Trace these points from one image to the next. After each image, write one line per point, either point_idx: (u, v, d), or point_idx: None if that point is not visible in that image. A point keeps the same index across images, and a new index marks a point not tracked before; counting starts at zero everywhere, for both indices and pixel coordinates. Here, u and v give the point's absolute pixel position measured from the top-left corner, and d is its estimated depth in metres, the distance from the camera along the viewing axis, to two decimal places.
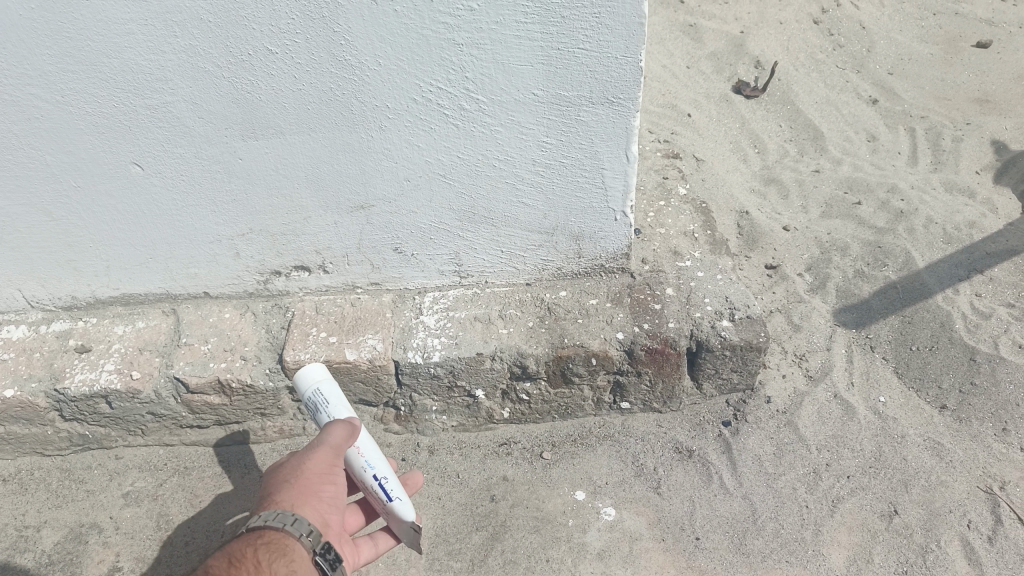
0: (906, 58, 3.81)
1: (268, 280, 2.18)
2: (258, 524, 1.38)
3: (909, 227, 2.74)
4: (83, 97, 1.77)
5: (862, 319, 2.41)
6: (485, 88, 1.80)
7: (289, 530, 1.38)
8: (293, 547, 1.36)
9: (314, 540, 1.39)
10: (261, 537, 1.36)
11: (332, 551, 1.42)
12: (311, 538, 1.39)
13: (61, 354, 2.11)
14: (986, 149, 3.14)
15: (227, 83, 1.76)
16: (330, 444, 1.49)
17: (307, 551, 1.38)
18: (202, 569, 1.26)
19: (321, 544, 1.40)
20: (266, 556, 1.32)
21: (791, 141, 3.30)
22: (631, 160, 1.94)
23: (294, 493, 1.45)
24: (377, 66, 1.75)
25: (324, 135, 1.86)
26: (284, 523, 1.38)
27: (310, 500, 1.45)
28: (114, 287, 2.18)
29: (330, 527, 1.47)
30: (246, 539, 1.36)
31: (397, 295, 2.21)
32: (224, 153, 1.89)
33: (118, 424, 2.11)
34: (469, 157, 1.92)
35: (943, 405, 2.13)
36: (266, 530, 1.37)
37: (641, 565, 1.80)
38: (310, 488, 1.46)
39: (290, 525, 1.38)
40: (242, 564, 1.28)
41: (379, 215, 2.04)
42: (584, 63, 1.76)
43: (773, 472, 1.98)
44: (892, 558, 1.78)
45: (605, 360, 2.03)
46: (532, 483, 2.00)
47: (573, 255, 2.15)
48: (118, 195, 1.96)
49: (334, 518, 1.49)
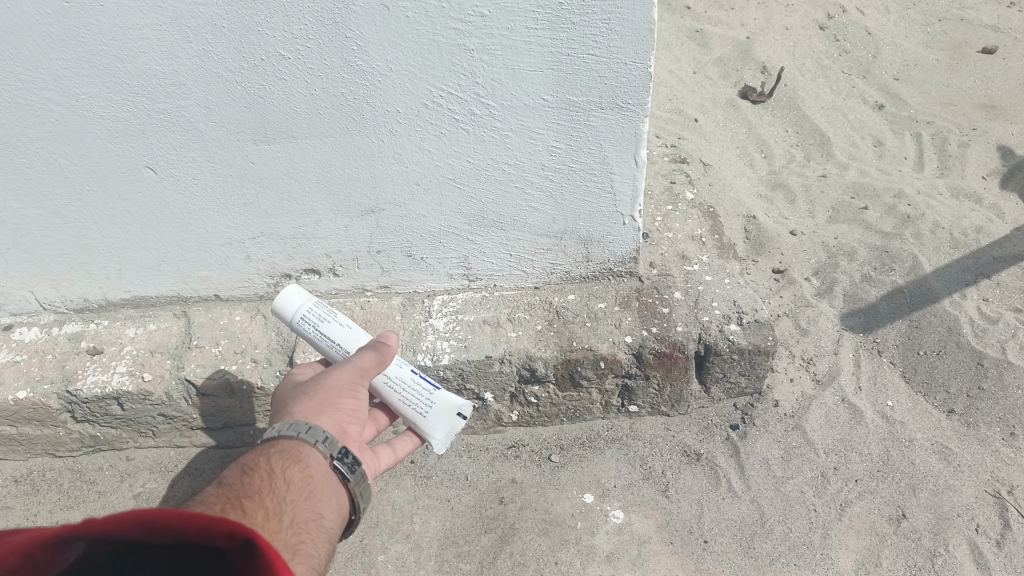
0: (912, 64, 3.83)
1: (278, 283, 2.19)
2: (273, 434, 1.37)
3: (916, 231, 2.75)
4: (98, 101, 1.79)
5: (869, 323, 2.42)
6: (495, 93, 1.81)
7: (305, 438, 1.36)
8: (309, 454, 1.34)
9: (329, 446, 1.37)
10: (275, 445, 1.34)
11: (350, 457, 1.39)
12: (328, 443, 1.37)
13: (73, 356, 2.13)
14: (993, 155, 3.14)
15: (240, 87, 1.78)
16: (355, 364, 1.52)
17: (323, 458, 1.36)
18: (217, 476, 1.21)
19: (338, 450, 1.38)
20: (280, 463, 1.29)
21: (798, 146, 3.31)
22: (640, 165, 1.95)
23: (311, 404, 1.44)
24: (389, 71, 1.76)
25: (336, 139, 1.88)
26: (299, 432, 1.36)
27: (329, 410, 1.45)
28: (126, 290, 2.19)
29: (347, 437, 1.47)
30: (261, 448, 1.34)
31: (406, 298, 2.22)
32: (236, 157, 1.91)
33: (129, 426, 2.12)
34: (479, 161, 1.93)
35: (951, 410, 2.14)
36: (281, 439, 1.36)
37: (650, 567, 1.81)
38: (328, 400, 1.46)
39: (304, 433, 1.36)
40: (255, 470, 1.24)
41: (389, 218, 2.05)
42: (594, 68, 1.77)
43: (781, 476, 1.99)
44: (900, 562, 1.78)
45: (613, 364, 2.04)
46: (541, 486, 2.01)
47: (581, 259, 2.16)
48: (131, 198, 1.98)
49: (352, 429, 1.48)
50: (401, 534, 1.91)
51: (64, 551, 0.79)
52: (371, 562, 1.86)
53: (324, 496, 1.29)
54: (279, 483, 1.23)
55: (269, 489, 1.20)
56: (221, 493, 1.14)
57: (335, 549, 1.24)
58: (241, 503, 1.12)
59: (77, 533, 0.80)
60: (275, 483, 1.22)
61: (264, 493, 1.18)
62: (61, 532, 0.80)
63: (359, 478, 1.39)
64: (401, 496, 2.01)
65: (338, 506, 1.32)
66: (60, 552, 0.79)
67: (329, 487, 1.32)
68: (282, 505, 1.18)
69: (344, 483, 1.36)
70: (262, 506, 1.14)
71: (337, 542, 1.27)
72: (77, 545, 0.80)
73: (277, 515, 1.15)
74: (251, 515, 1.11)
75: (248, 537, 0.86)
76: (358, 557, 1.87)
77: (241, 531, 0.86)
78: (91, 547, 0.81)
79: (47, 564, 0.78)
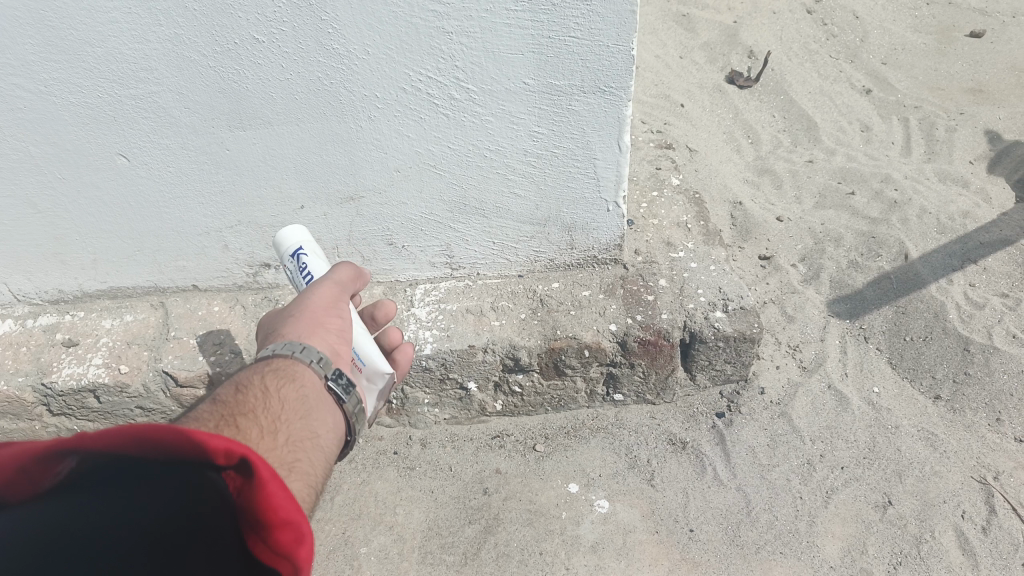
0: (899, 48, 3.80)
1: (257, 273, 2.16)
2: (268, 353, 1.28)
3: (903, 217, 2.74)
4: (67, 86, 1.75)
5: (856, 310, 2.40)
6: (476, 77, 1.77)
7: (299, 357, 1.27)
8: (304, 373, 1.26)
9: (325, 366, 1.28)
10: (270, 364, 1.26)
11: (345, 378, 1.31)
12: (323, 363, 1.29)
13: (48, 348, 2.09)
14: (980, 139, 3.13)
15: (213, 72, 1.74)
16: (334, 279, 1.49)
17: (318, 378, 1.27)
18: (210, 395, 1.16)
19: (333, 370, 1.30)
20: (274, 381, 1.21)
21: (785, 131, 3.29)
22: (623, 150, 1.92)
23: (301, 325, 1.37)
24: (366, 55, 1.72)
25: (313, 126, 1.84)
26: (294, 350, 1.28)
27: (321, 329, 1.38)
28: (102, 281, 2.15)
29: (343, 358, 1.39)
30: (255, 367, 1.26)
31: (388, 287, 2.19)
32: (211, 144, 1.87)
33: (107, 419, 2.09)
34: (460, 147, 1.90)
35: (937, 395, 2.13)
36: (276, 358, 1.27)
37: (635, 557, 1.78)
38: (317, 319, 1.39)
39: (299, 352, 1.28)
40: (250, 389, 1.17)
41: (369, 206, 2.01)
42: (576, 51, 1.74)
43: (767, 463, 1.97)
44: (886, 549, 1.77)
45: (598, 352, 2.01)
46: (525, 476, 1.99)
47: (566, 246, 2.13)
48: (104, 186, 1.93)
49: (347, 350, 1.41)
50: (384, 526, 1.89)
51: (56, 464, 0.75)
52: (353, 554, 1.83)
53: (320, 416, 1.21)
54: (274, 402, 1.16)
55: (263, 408, 1.13)
56: (214, 410, 1.08)
57: (333, 468, 1.17)
58: (235, 420, 1.07)
59: (68, 450, 0.75)
60: (269, 402, 1.16)
61: (258, 411, 1.12)
62: (50, 450, 0.74)
63: (355, 400, 1.31)
64: (384, 487, 1.99)
65: (334, 428, 1.24)
66: (53, 467, 0.75)
67: (325, 406, 1.24)
68: (277, 423, 1.11)
69: (340, 403, 1.27)
70: (256, 424, 1.09)
71: (332, 463, 1.21)
72: (70, 459, 0.76)
73: (271, 432, 1.10)
74: (245, 432, 1.05)
75: (245, 459, 0.80)
76: (340, 550, 1.84)
77: (238, 450, 0.80)
78: (84, 460, 0.76)
79: (43, 477, 0.76)
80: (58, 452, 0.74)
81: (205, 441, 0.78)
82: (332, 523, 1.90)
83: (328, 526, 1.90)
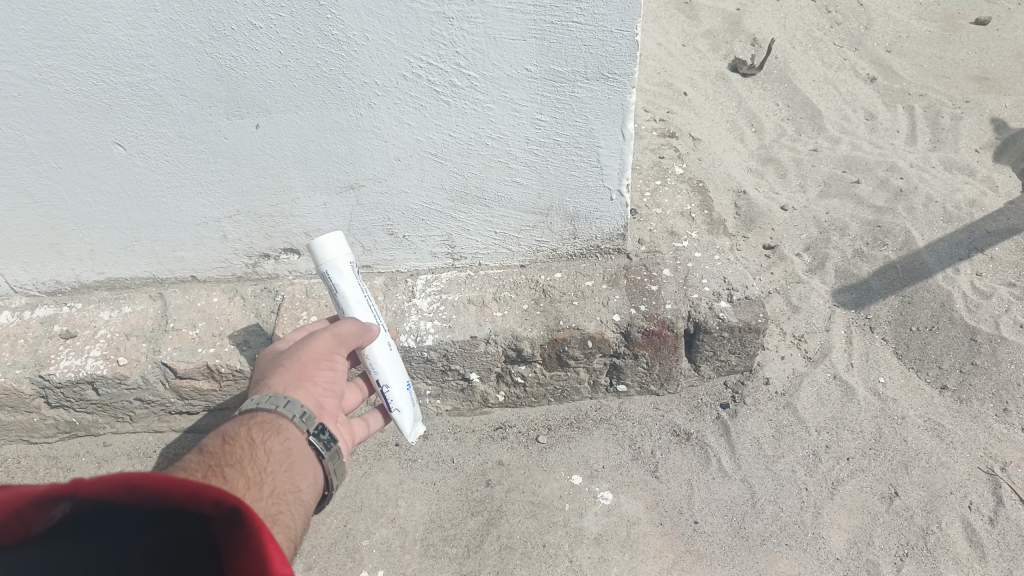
0: (904, 36, 3.77)
1: (256, 264, 2.13)
2: (252, 406, 1.31)
3: (908, 206, 2.71)
4: (62, 74, 1.72)
5: (862, 299, 2.38)
6: (477, 64, 1.74)
7: (283, 411, 1.30)
8: (288, 428, 1.29)
9: (307, 422, 1.31)
10: (253, 418, 1.28)
11: (327, 434, 1.34)
12: (306, 419, 1.32)
13: (46, 339, 2.07)
14: (986, 127, 3.10)
15: (210, 59, 1.71)
16: (331, 331, 1.51)
17: (301, 433, 1.30)
18: (197, 445, 1.17)
19: (315, 425, 1.33)
20: (260, 434, 1.24)
21: (789, 120, 3.26)
22: (627, 138, 1.89)
23: (289, 376, 1.40)
24: (366, 41, 1.69)
25: (312, 113, 1.81)
26: (278, 405, 1.31)
27: (305, 384, 1.40)
28: (99, 272, 2.13)
29: (325, 411, 1.41)
30: (239, 420, 1.28)
31: (389, 278, 2.17)
32: (209, 133, 1.84)
33: (105, 411, 2.07)
34: (462, 135, 1.87)
35: (944, 386, 2.10)
36: (260, 412, 1.30)
37: (640, 549, 1.76)
38: (305, 371, 1.43)
39: (283, 407, 1.31)
40: (236, 440, 1.20)
41: (369, 195, 1.99)
42: (579, 37, 1.71)
43: (772, 454, 1.95)
44: (893, 539, 1.75)
45: (601, 343, 1.99)
46: (527, 468, 1.97)
47: (568, 236, 2.11)
48: (100, 175, 1.91)
49: (330, 404, 1.44)
50: (385, 519, 1.87)
51: (49, 508, 0.77)
52: (355, 547, 1.81)
53: (304, 468, 1.25)
54: (260, 454, 1.19)
55: (249, 460, 1.16)
56: (201, 461, 1.10)
57: (311, 522, 1.20)
58: (223, 471, 1.09)
59: (62, 495, 0.77)
60: (255, 454, 1.18)
61: (245, 462, 1.14)
62: (45, 494, 0.76)
63: (334, 457, 1.34)
64: (385, 479, 1.97)
65: (315, 480, 1.27)
66: (47, 511, 0.77)
67: (307, 460, 1.27)
68: (263, 475, 1.15)
69: (320, 458, 1.30)
70: (243, 474, 1.11)
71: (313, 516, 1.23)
72: (62, 503, 0.77)
73: (258, 484, 1.12)
74: (233, 482, 1.08)
75: (234, 510, 0.81)
76: (341, 543, 1.82)
77: (227, 500, 0.81)
78: (77, 506, 0.78)
79: (36, 521, 0.77)
80: (54, 496, 0.76)
81: (194, 491, 0.80)
82: (333, 515, 1.89)
83: (329, 519, 1.88)
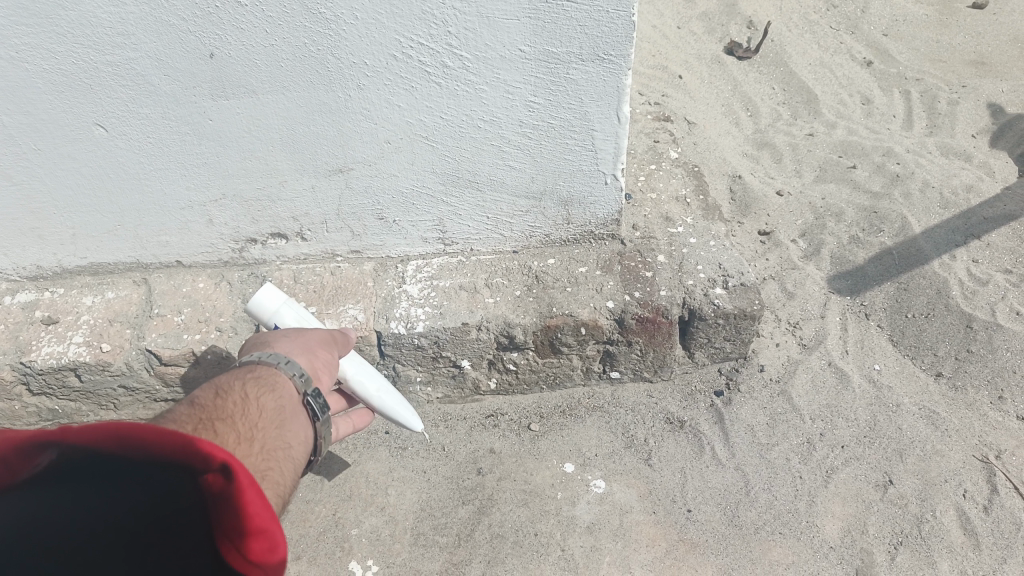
0: (901, 19, 3.73)
1: (243, 248, 2.09)
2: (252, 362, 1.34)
3: (904, 191, 2.68)
4: (40, 52, 1.66)
5: (857, 286, 2.36)
6: (470, 44, 1.70)
7: (283, 368, 1.33)
8: (284, 384, 1.30)
9: (303, 383, 1.34)
10: (251, 371, 1.30)
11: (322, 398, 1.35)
12: (305, 379, 1.35)
13: (27, 325, 2.02)
14: (983, 113, 3.07)
15: (193, 37, 1.66)
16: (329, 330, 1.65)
17: (296, 391, 1.32)
18: (188, 397, 1.16)
19: (312, 389, 1.35)
20: (254, 390, 1.24)
21: (785, 104, 3.22)
22: (622, 121, 1.85)
23: (293, 344, 1.49)
24: (355, 20, 1.64)
25: (300, 94, 1.77)
26: (279, 361, 1.34)
27: (307, 354, 1.49)
28: (82, 256, 2.08)
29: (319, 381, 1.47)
30: (235, 375, 1.29)
31: (378, 264, 2.13)
32: (193, 114, 1.79)
33: (89, 399, 2.03)
34: (453, 117, 1.83)
35: (939, 373, 2.09)
36: (259, 367, 1.33)
37: (633, 537, 1.74)
38: (308, 345, 1.52)
39: (282, 365, 1.33)
40: (229, 394, 1.19)
41: (358, 179, 1.95)
42: (573, 17, 1.66)
43: (766, 442, 1.93)
44: (887, 528, 1.74)
45: (595, 330, 1.96)
46: (519, 455, 1.95)
47: (562, 221, 2.07)
48: (82, 157, 1.86)
49: (325, 379, 1.50)
50: (375, 507, 1.84)
51: (37, 456, 0.80)
52: (344, 536, 1.78)
53: (295, 427, 1.24)
54: (253, 410, 1.18)
55: (240, 416, 1.14)
56: (192, 414, 1.09)
57: (299, 481, 1.19)
58: (214, 426, 1.07)
59: (49, 441, 0.79)
60: (247, 410, 1.17)
61: (236, 418, 1.13)
62: (32, 440, 0.79)
63: (326, 422, 1.34)
64: (375, 467, 1.94)
65: (304, 440, 1.27)
66: (33, 458, 0.80)
67: (298, 419, 1.27)
68: (254, 431, 1.13)
69: (313, 419, 1.31)
70: (234, 430, 1.10)
71: (301, 475, 1.22)
72: (50, 452, 0.80)
73: (248, 440, 1.10)
74: (222, 437, 1.06)
75: (225, 466, 0.80)
76: (330, 532, 1.80)
77: (218, 456, 0.81)
78: (65, 455, 0.80)
79: (22, 468, 0.80)
80: (42, 442, 0.79)
81: (186, 442, 0.80)
82: (322, 504, 1.86)
83: (318, 508, 1.85)
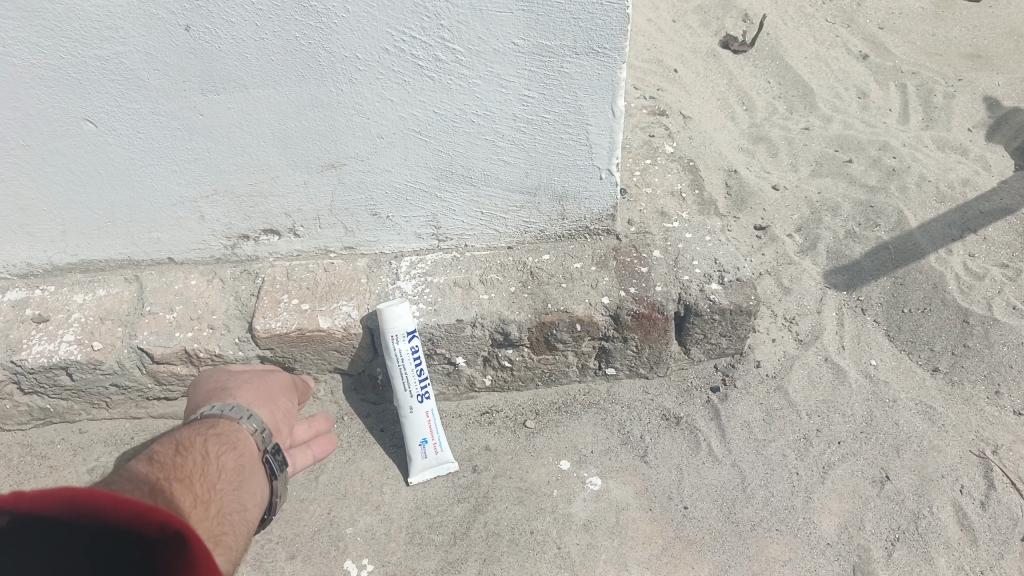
0: (896, 12, 3.72)
1: (236, 245, 2.07)
2: (211, 416, 1.34)
3: (901, 185, 2.68)
4: (27, 46, 1.64)
5: (854, 281, 2.35)
6: (463, 37, 1.68)
7: (244, 422, 1.35)
8: (245, 440, 1.31)
9: (264, 438, 1.35)
10: (213, 427, 1.30)
11: (280, 456, 1.37)
12: (265, 435, 1.36)
13: (18, 324, 2.00)
14: (979, 106, 3.06)
15: (182, 31, 1.63)
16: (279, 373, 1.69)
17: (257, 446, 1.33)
18: (149, 451, 1.15)
19: (271, 445, 1.36)
20: (215, 447, 1.24)
21: (781, 98, 3.21)
22: (617, 115, 1.84)
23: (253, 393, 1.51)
24: (346, 13, 1.62)
25: (291, 89, 1.75)
26: (240, 416, 1.36)
27: (268, 405, 1.50)
28: (73, 254, 2.06)
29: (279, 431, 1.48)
30: (197, 428, 1.29)
31: (372, 260, 2.11)
32: (184, 109, 1.77)
33: (81, 397, 2.01)
34: (446, 112, 1.81)
35: (936, 368, 2.08)
36: (221, 421, 1.33)
37: (629, 535, 1.74)
38: (269, 397, 1.54)
39: (245, 419, 1.35)
40: (189, 451, 1.19)
41: (351, 174, 1.93)
42: (567, 9, 1.65)
43: (763, 438, 1.93)
44: (884, 524, 1.73)
45: (590, 326, 1.95)
46: (515, 453, 1.94)
47: (557, 216, 2.06)
48: (71, 153, 1.83)
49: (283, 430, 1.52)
50: (370, 506, 1.83)
51: None
52: (339, 535, 1.77)
53: (252, 486, 1.24)
54: (211, 470, 1.18)
55: (199, 475, 1.14)
56: (153, 471, 1.08)
57: (253, 543, 1.18)
58: (173, 485, 1.07)
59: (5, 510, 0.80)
60: (206, 469, 1.17)
61: (194, 478, 1.12)
62: None
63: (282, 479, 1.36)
64: (369, 465, 1.93)
65: (261, 499, 1.27)
66: None
67: (258, 477, 1.28)
68: (211, 493, 1.13)
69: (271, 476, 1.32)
70: (192, 491, 1.09)
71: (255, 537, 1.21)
72: (1, 517, 0.80)
73: (205, 502, 1.10)
74: (180, 498, 1.05)
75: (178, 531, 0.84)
76: (325, 531, 1.78)
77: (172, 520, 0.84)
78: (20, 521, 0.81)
79: None
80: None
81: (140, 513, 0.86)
82: (317, 503, 1.84)
83: (313, 506, 1.84)
